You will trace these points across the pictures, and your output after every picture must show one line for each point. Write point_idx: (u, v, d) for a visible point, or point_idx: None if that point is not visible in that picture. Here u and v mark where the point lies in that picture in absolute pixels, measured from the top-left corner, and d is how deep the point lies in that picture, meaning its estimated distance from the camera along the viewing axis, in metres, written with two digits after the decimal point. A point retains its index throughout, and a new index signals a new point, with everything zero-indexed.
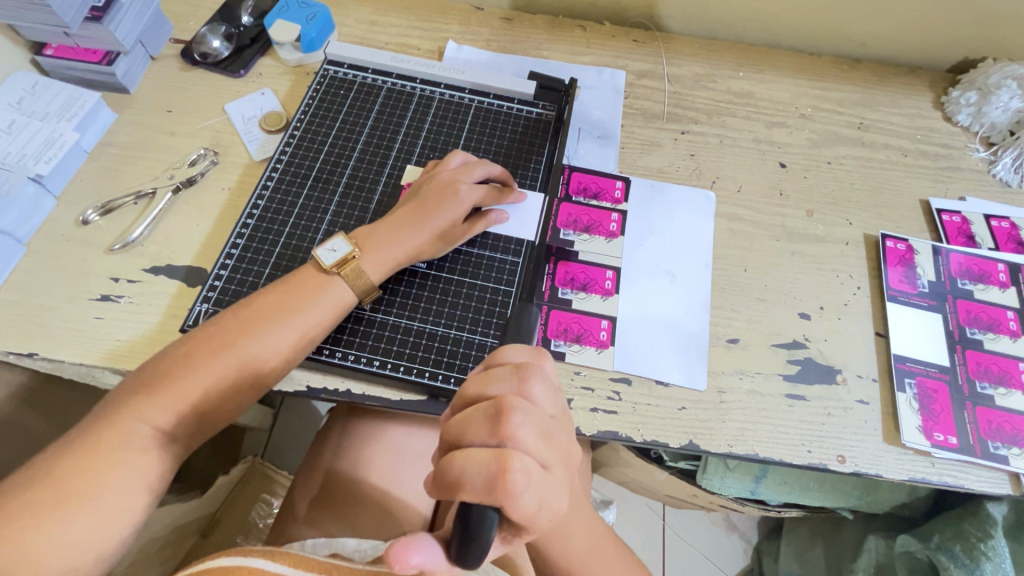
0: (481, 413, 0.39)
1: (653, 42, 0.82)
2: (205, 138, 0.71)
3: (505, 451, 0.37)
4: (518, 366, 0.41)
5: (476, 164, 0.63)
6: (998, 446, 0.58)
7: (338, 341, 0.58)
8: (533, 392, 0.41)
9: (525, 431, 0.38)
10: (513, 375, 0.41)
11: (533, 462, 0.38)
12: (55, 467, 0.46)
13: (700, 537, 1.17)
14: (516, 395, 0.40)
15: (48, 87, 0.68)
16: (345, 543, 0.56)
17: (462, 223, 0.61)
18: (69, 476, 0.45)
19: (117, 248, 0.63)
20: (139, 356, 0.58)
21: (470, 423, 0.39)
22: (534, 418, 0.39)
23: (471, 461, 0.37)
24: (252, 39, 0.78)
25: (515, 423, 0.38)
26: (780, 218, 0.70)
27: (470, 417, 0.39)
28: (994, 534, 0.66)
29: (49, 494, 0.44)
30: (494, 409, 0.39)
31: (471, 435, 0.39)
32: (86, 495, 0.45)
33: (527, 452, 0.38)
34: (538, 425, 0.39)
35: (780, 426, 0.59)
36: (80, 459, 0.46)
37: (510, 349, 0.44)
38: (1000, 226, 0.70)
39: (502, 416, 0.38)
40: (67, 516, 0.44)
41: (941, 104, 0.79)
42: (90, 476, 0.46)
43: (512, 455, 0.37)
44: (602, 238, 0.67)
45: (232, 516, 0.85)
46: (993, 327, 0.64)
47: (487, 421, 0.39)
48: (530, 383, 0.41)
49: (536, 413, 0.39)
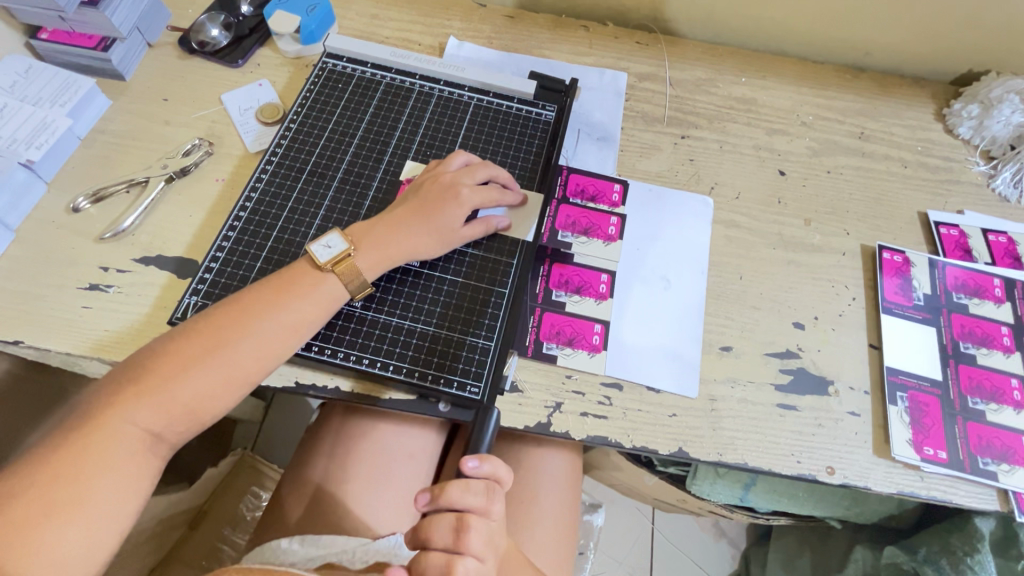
0: (448, 522, 0.47)
1: (656, 44, 0.82)
2: (200, 128, 0.70)
3: (458, 557, 0.46)
4: (488, 483, 0.48)
5: (479, 165, 0.63)
6: (988, 461, 0.58)
7: (328, 338, 0.57)
8: (493, 506, 0.48)
9: (476, 542, 0.47)
10: (482, 493, 0.48)
11: (476, 562, 0.46)
12: (40, 476, 0.45)
13: (688, 541, 1.17)
14: (478, 509, 0.47)
15: (42, 73, 0.67)
16: (334, 540, 0.59)
17: (461, 224, 0.60)
18: (56, 485, 0.45)
19: (107, 237, 0.62)
20: (128, 347, 0.57)
21: (436, 528, 0.47)
22: (484, 531, 0.47)
23: (432, 562, 0.46)
24: (252, 29, 0.77)
25: (471, 538, 0.46)
26: (777, 227, 0.70)
27: (439, 521, 0.47)
28: (981, 548, 0.66)
29: (37, 505, 0.44)
30: (458, 522, 0.46)
31: (435, 538, 0.47)
32: (76, 503, 0.45)
33: (473, 556, 0.46)
34: (486, 536, 0.47)
35: (770, 436, 0.59)
36: (66, 468, 0.46)
37: (489, 458, 0.49)
38: (997, 241, 0.70)
39: (462, 530, 0.46)
40: (57, 526, 0.44)
41: (943, 116, 0.79)
42: (79, 485, 0.46)
43: (459, 561, 0.45)
44: (601, 240, 0.67)
45: (219, 508, 0.84)
46: (986, 342, 0.64)
47: (452, 529, 0.46)
48: (491, 499, 0.48)
49: (488, 527, 0.47)
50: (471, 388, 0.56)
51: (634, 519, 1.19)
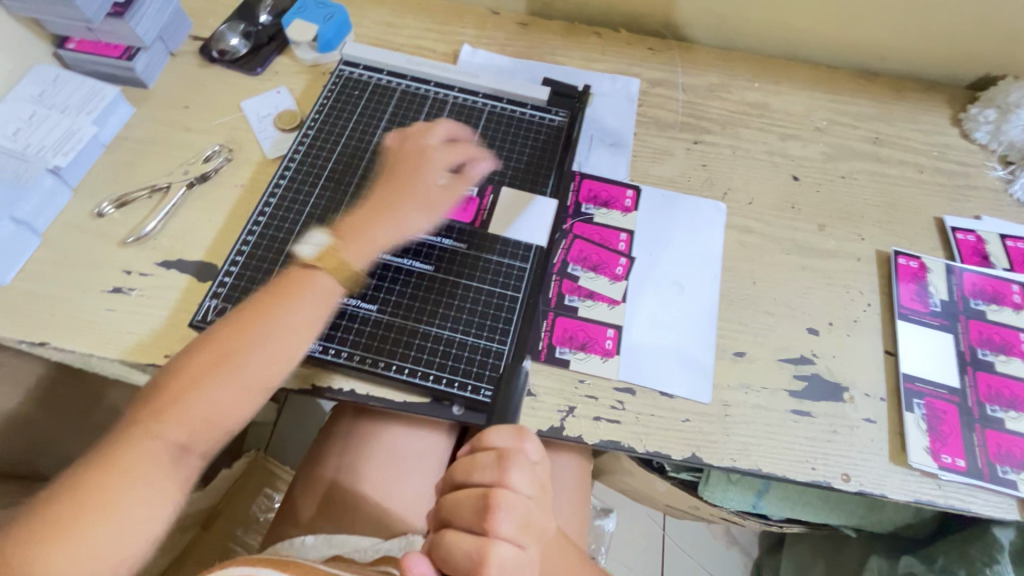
0: (471, 501, 0.46)
1: (668, 50, 0.82)
2: (220, 135, 0.72)
3: (485, 539, 0.44)
4: (499, 453, 0.47)
5: (439, 135, 0.67)
6: (1007, 470, 0.58)
7: (343, 341, 0.57)
8: (514, 479, 0.46)
9: (507, 524, 0.45)
10: (495, 464, 0.46)
11: (509, 544, 0.44)
12: (79, 480, 0.48)
13: (699, 548, 1.16)
14: (496, 483, 0.46)
15: (69, 81, 0.69)
16: (346, 540, 0.60)
17: (439, 186, 0.65)
18: (93, 488, 0.47)
19: (131, 241, 0.64)
20: (150, 350, 0.58)
21: (461, 509, 0.46)
22: (512, 510, 0.45)
23: (459, 544, 0.44)
24: (270, 38, 0.78)
25: (499, 519, 0.45)
26: (791, 232, 0.70)
27: (462, 502, 0.46)
28: (1000, 559, 0.65)
29: (72, 506, 0.47)
30: (482, 502, 0.45)
31: (460, 519, 0.46)
32: (106, 505, 0.47)
33: (505, 539, 0.44)
34: (518, 517, 0.45)
35: (785, 442, 0.59)
36: (100, 472, 0.48)
37: (496, 432, 0.48)
38: (1015, 246, 0.69)
39: (487, 511, 0.45)
40: (90, 527, 0.46)
41: (959, 120, 0.78)
42: (111, 487, 0.48)
43: (490, 544, 0.44)
44: (607, 279, 0.65)
45: (232, 510, 0.85)
46: (1005, 348, 0.63)
47: (477, 511, 0.45)
48: (511, 469, 0.46)
49: (517, 505, 0.45)
50: (484, 391, 0.56)
51: (645, 525, 1.19)
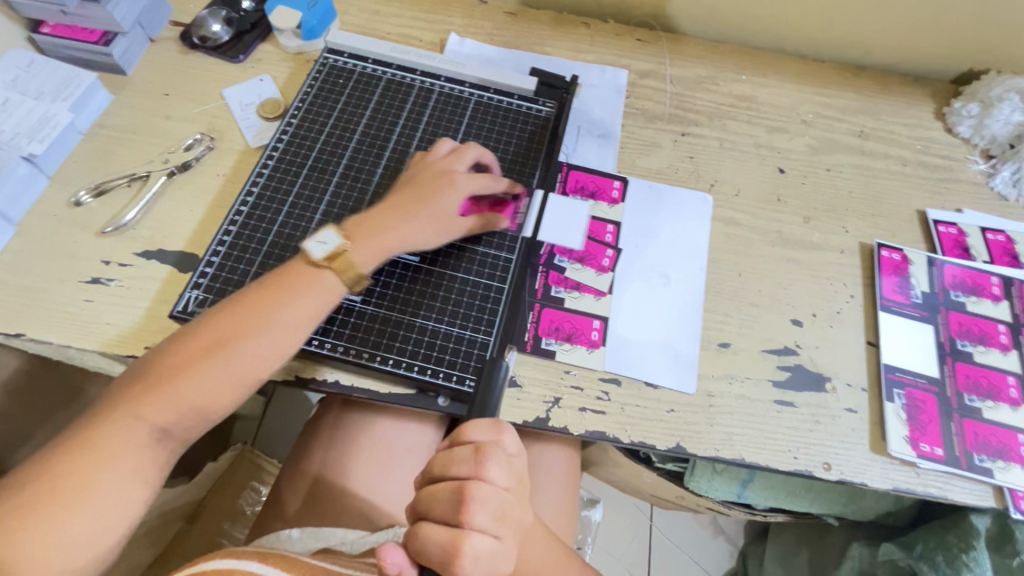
0: (446, 495, 0.45)
1: (657, 42, 0.82)
2: (202, 123, 0.70)
3: (460, 532, 0.44)
4: (476, 447, 0.46)
5: (465, 149, 0.64)
6: (984, 458, 0.59)
7: (327, 332, 0.57)
8: (490, 472, 0.45)
9: (482, 516, 0.44)
10: (472, 458, 0.46)
11: (483, 536, 0.44)
12: (52, 465, 0.46)
13: (686, 538, 1.18)
14: (472, 477, 0.45)
15: (45, 67, 0.68)
16: (333, 533, 0.59)
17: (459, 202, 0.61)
18: (67, 473, 0.46)
19: (109, 231, 0.62)
20: (129, 341, 0.57)
21: (436, 502, 0.45)
22: (487, 503, 0.45)
23: (433, 538, 0.44)
24: (253, 24, 0.77)
25: (473, 510, 0.44)
26: (776, 224, 0.70)
27: (437, 495, 0.46)
28: (977, 545, 0.66)
29: (46, 492, 0.45)
30: (457, 495, 0.45)
31: (435, 512, 0.45)
32: (83, 492, 0.46)
33: (480, 531, 0.44)
34: (493, 509, 0.45)
35: (768, 432, 0.59)
36: (75, 457, 0.47)
37: (473, 426, 0.47)
38: (996, 239, 0.70)
39: (462, 503, 0.44)
40: (65, 514, 0.45)
41: (942, 114, 0.79)
42: (88, 474, 0.47)
43: (464, 537, 0.43)
44: (593, 271, 0.65)
45: (218, 503, 0.84)
46: (984, 339, 0.64)
47: (452, 504, 0.45)
48: (487, 462, 0.45)
49: (492, 497, 0.45)
50: (469, 382, 0.56)
51: (632, 517, 1.20)
